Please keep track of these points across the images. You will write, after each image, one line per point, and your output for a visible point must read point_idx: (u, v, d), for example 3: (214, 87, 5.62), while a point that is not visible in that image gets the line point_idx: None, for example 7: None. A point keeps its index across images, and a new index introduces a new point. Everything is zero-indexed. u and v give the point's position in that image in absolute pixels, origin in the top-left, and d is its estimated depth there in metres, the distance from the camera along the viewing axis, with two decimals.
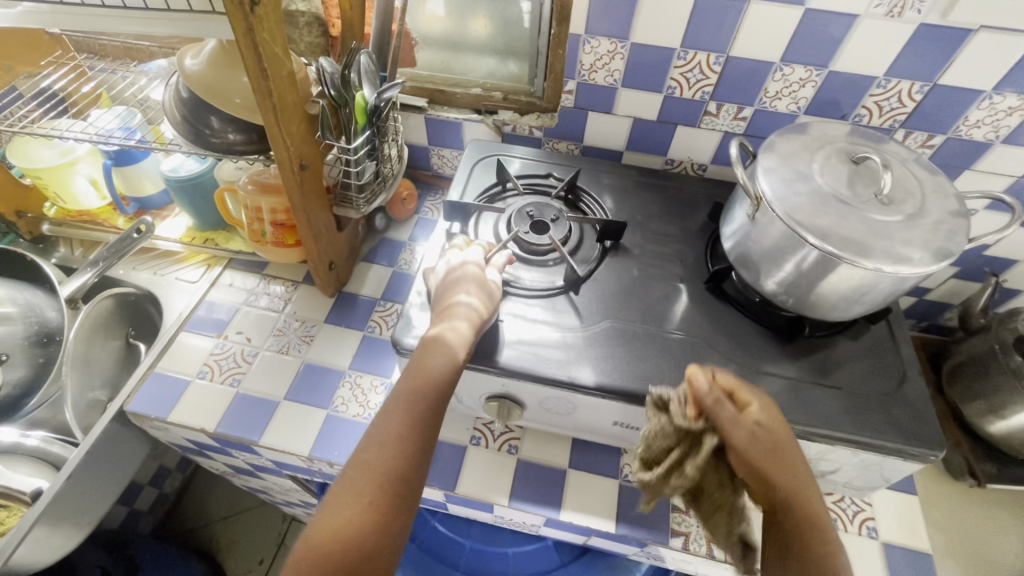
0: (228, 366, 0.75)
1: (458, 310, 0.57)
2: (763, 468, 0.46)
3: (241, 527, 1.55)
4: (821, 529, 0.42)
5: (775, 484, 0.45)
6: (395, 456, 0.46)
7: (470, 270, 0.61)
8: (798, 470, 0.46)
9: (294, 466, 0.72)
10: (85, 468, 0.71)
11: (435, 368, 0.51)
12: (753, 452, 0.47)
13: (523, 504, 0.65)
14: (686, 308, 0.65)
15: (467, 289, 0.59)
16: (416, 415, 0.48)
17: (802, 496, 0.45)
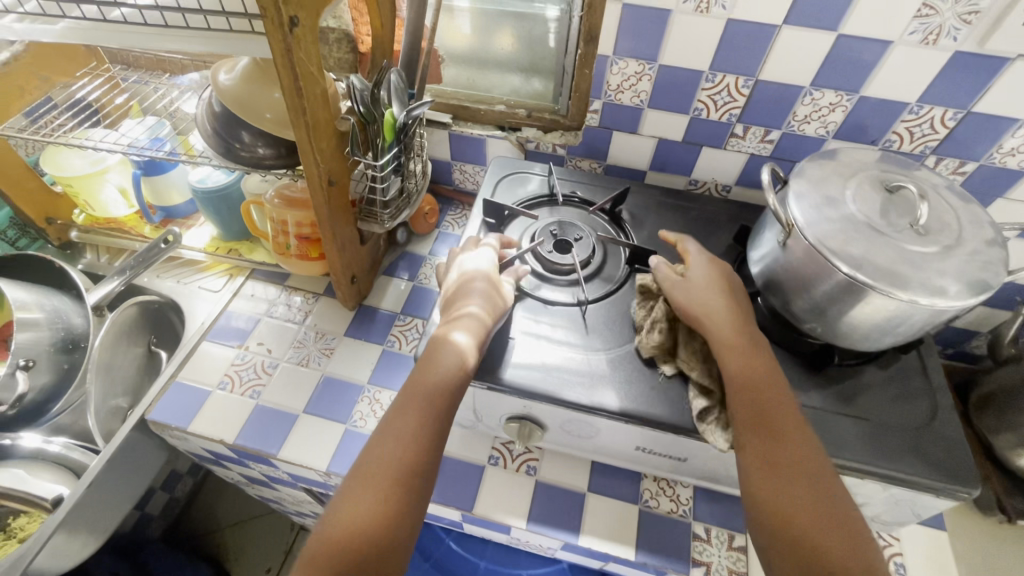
0: (249, 377, 0.75)
1: (464, 321, 0.57)
2: (751, 376, 0.52)
3: (250, 534, 1.55)
4: (797, 442, 0.49)
5: (758, 388, 0.51)
6: (406, 454, 0.48)
7: (472, 307, 0.59)
8: (778, 380, 0.53)
9: (310, 479, 0.72)
10: (106, 475, 0.71)
11: (441, 371, 0.53)
12: (693, 300, 0.58)
13: (541, 527, 0.64)
14: None
15: (476, 300, 0.60)
16: (427, 417, 0.51)
17: (781, 406, 0.51)
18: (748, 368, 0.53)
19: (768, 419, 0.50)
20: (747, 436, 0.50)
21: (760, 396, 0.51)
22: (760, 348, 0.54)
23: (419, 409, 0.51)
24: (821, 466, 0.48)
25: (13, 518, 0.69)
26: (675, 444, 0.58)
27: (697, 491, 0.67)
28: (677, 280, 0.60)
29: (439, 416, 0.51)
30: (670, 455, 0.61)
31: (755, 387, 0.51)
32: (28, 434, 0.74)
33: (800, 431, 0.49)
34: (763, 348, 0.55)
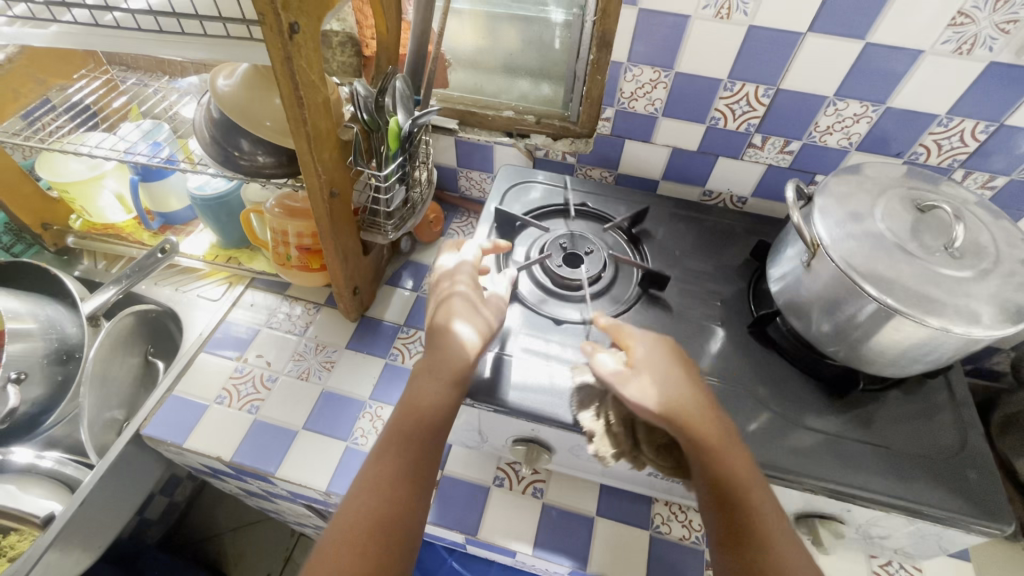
0: (247, 392, 0.72)
1: (446, 354, 0.54)
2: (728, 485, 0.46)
3: (249, 540, 1.54)
4: (779, 557, 0.44)
5: (735, 500, 0.46)
6: (390, 498, 0.46)
7: (460, 288, 0.60)
8: (756, 479, 0.47)
9: (309, 497, 0.70)
10: (99, 491, 0.69)
11: (423, 411, 0.51)
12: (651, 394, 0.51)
13: (547, 553, 0.62)
14: (725, 352, 0.62)
15: (455, 328, 0.56)
16: (409, 455, 0.49)
17: (761, 514, 0.46)
18: (723, 476, 0.46)
19: (746, 535, 0.45)
20: (727, 556, 0.45)
21: (737, 509, 0.45)
22: (734, 444, 0.48)
23: (399, 447, 0.49)
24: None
25: (3, 537, 0.67)
26: None
27: None
28: (627, 373, 0.53)
29: (423, 449, 0.49)
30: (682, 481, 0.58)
31: (731, 500, 0.46)
32: (20, 448, 0.72)
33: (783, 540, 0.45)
34: (736, 443, 0.49)
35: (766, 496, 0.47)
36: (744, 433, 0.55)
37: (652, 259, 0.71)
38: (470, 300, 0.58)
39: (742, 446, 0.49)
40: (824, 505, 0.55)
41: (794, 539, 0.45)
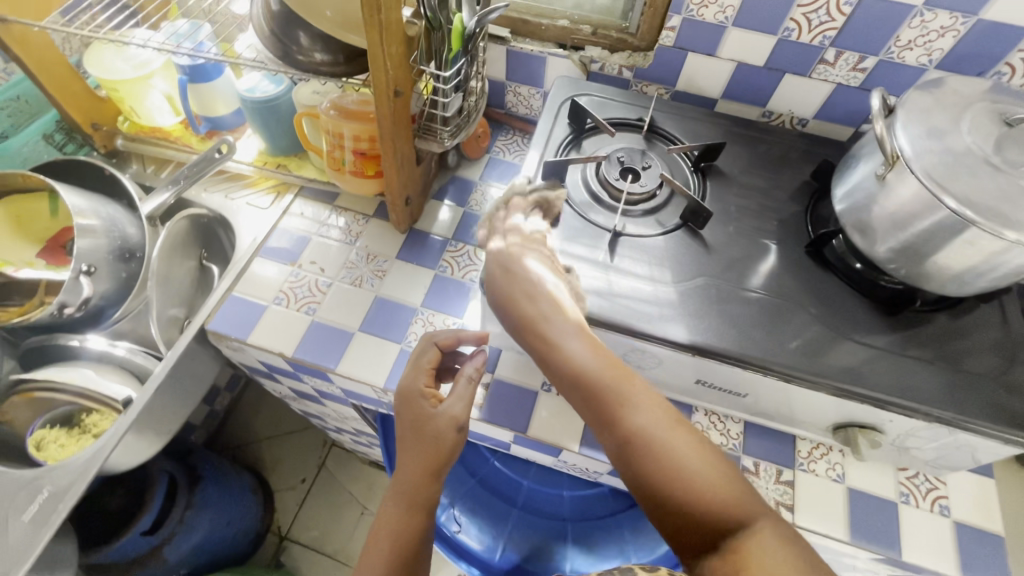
0: (304, 295, 0.75)
1: (407, 463, 0.54)
2: (575, 369, 0.48)
3: (285, 447, 1.65)
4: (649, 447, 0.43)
5: (598, 383, 0.47)
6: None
7: (416, 373, 0.59)
8: (622, 370, 0.48)
9: (364, 395, 0.74)
10: (167, 381, 0.74)
11: (393, 531, 0.51)
12: (518, 295, 0.54)
13: (593, 452, 0.66)
14: (775, 270, 0.63)
15: (412, 436, 0.55)
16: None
17: (636, 393, 0.46)
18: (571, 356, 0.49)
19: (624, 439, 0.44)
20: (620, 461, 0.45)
21: (614, 400, 0.46)
22: (567, 322, 0.51)
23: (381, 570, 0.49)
24: (707, 461, 0.42)
25: (88, 415, 0.72)
26: (737, 377, 0.58)
27: (749, 426, 0.68)
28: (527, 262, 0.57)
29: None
30: (728, 389, 0.61)
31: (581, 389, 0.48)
32: (94, 336, 0.74)
33: (673, 427, 0.44)
34: (586, 338, 0.50)
35: (631, 375, 0.48)
36: (795, 348, 0.57)
37: (705, 165, 0.71)
38: (422, 409, 0.56)
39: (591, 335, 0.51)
40: (866, 415, 0.57)
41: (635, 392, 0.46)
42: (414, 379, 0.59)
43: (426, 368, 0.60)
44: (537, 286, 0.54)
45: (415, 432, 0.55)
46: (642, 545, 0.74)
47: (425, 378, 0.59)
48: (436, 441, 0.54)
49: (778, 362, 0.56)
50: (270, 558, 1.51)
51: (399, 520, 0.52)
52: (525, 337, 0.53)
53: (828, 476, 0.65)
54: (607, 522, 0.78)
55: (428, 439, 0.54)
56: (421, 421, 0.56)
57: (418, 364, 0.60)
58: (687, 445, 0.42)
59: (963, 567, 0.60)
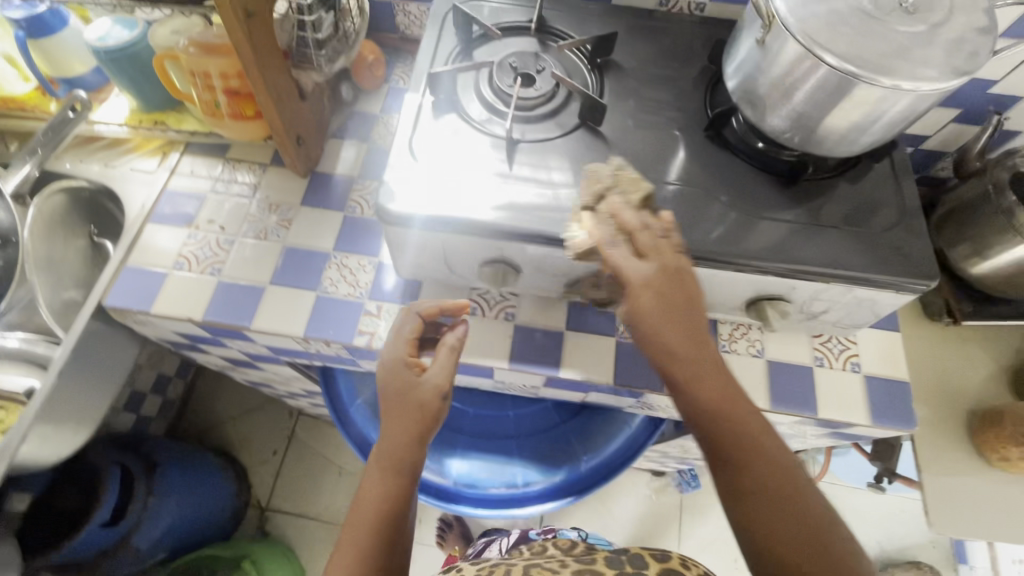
0: (206, 256, 0.71)
1: (392, 434, 0.50)
2: (709, 412, 0.44)
3: (250, 424, 1.64)
4: (794, 528, 0.42)
5: (726, 432, 0.44)
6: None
7: (395, 343, 0.54)
8: (762, 423, 0.44)
9: (290, 348, 0.72)
10: (75, 366, 0.70)
11: (373, 505, 0.49)
12: (683, 320, 0.45)
13: (523, 367, 0.66)
14: (677, 158, 0.62)
15: (392, 406, 0.51)
16: (378, 557, 0.47)
17: (769, 453, 0.43)
18: (710, 405, 0.44)
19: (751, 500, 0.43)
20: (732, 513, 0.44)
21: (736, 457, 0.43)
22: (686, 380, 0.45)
23: (363, 551, 0.47)
24: (838, 541, 0.42)
25: None
26: None
27: None
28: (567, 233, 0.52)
29: (383, 552, 0.47)
30: None
31: (725, 433, 0.44)
32: None
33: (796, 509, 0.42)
34: (720, 377, 0.45)
35: (763, 430, 0.44)
36: (698, 231, 0.57)
37: (602, 61, 0.68)
38: (407, 378, 0.51)
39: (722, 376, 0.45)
40: (773, 288, 0.59)
41: (776, 451, 0.44)
42: (401, 342, 0.53)
43: (408, 338, 0.54)
44: (688, 309, 0.45)
45: (396, 401, 0.51)
46: (588, 448, 0.79)
47: (407, 347, 0.53)
48: (415, 411, 0.50)
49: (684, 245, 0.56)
50: (255, 529, 1.53)
51: (379, 492, 0.49)
52: (660, 360, 0.45)
53: (749, 353, 0.68)
54: (555, 432, 0.80)
55: (411, 406, 0.50)
56: (405, 390, 0.51)
57: (400, 334, 0.55)
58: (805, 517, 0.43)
59: (872, 414, 0.65)
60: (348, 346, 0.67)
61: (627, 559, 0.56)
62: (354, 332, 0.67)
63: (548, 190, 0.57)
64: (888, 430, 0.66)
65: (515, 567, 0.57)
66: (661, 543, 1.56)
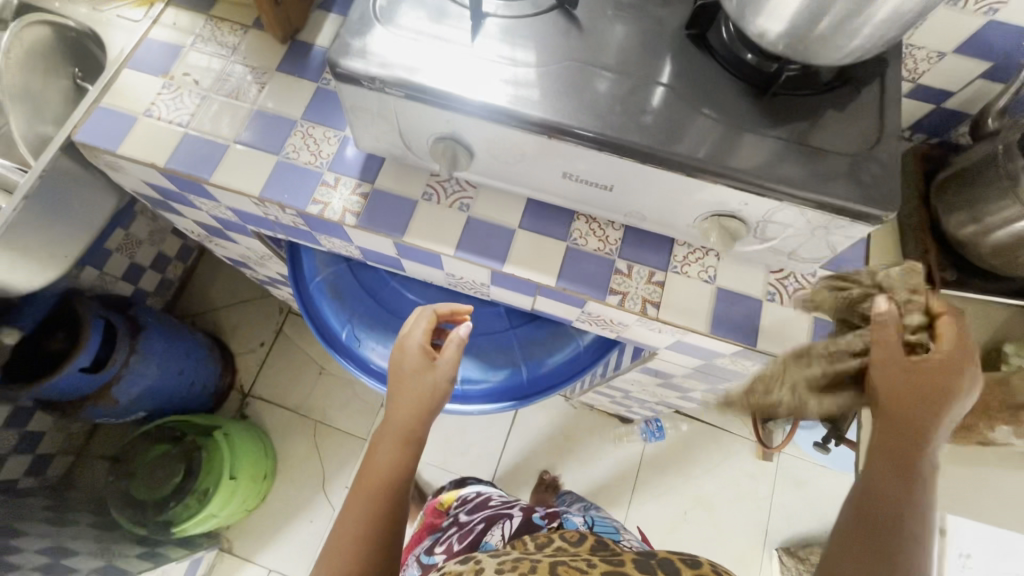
0: (176, 106, 0.71)
1: (406, 403, 0.66)
2: (907, 445, 0.52)
3: (242, 315, 1.70)
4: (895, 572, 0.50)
5: (900, 481, 0.52)
6: (370, 534, 0.60)
7: (415, 328, 0.68)
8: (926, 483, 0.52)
9: (251, 212, 0.73)
10: (46, 199, 0.72)
11: (386, 464, 0.64)
12: (934, 380, 0.52)
13: (468, 256, 0.66)
14: (651, 54, 0.58)
15: (409, 387, 0.66)
16: (389, 500, 0.62)
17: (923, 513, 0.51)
18: (902, 455, 0.52)
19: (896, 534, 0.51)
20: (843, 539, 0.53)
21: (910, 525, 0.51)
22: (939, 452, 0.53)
23: (377, 492, 0.62)
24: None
25: None
26: (601, 164, 0.56)
27: (628, 233, 0.68)
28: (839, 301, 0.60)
29: (388, 498, 0.62)
30: (596, 183, 0.60)
31: (899, 470, 0.52)
32: None
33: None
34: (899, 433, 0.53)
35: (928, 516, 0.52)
36: (654, 128, 0.54)
37: None
38: (420, 365, 0.67)
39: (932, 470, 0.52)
40: (726, 202, 0.57)
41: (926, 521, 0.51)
42: (414, 336, 0.68)
43: (425, 328, 0.68)
44: (941, 367, 0.52)
45: (410, 380, 0.67)
46: (530, 356, 0.80)
47: (423, 336, 0.68)
48: (426, 388, 0.66)
49: (636, 140, 0.53)
50: (235, 411, 1.62)
51: (390, 457, 0.64)
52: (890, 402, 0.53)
53: (699, 278, 0.66)
54: (501, 337, 0.81)
55: (422, 391, 0.66)
56: (417, 372, 0.67)
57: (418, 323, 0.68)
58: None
59: None
60: (302, 214, 0.68)
61: (657, 563, 0.63)
62: (309, 200, 0.67)
63: (506, 68, 0.55)
64: None
65: (539, 564, 0.62)
66: (619, 486, 1.61)
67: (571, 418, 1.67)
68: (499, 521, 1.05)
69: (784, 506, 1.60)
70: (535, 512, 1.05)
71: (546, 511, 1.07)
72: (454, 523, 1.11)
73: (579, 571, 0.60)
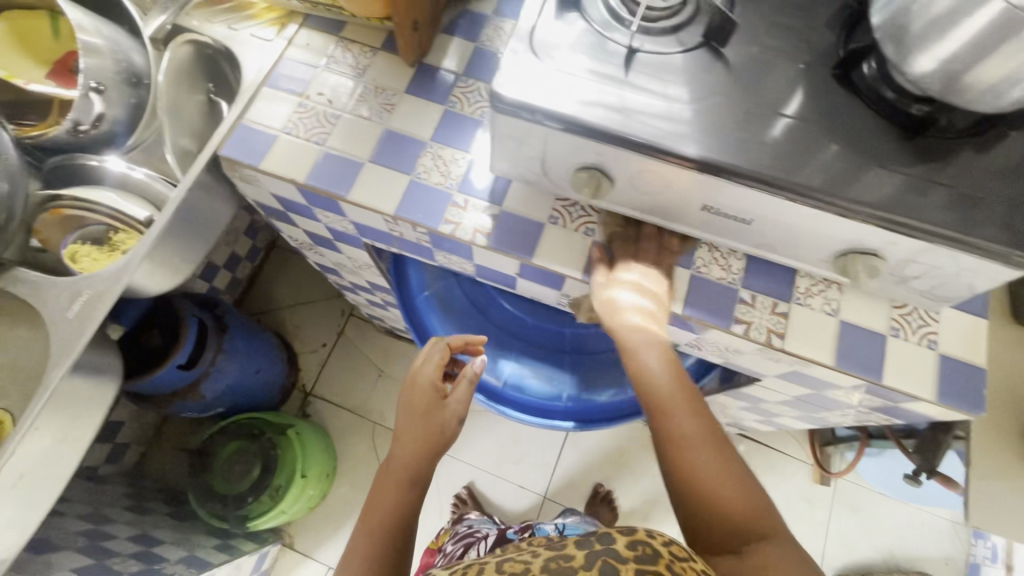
0: (313, 125, 0.74)
1: (413, 435, 0.68)
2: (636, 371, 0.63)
3: (305, 316, 1.74)
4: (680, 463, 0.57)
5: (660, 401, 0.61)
6: (369, 566, 0.58)
7: (429, 365, 0.73)
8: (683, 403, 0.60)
9: (376, 227, 0.76)
10: (187, 208, 0.76)
11: (392, 502, 0.64)
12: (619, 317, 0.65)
13: (595, 280, 0.68)
14: (796, 92, 0.59)
15: (418, 423, 0.69)
16: (397, 544, 0.60)
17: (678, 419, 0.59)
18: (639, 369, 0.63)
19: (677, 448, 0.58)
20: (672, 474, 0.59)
21: (664, 431, 0.60)
22: (648, 340, 0.64)
23: (380, 534, 0.61)
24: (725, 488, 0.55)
25: (115, 234, 0.76)
26: (746, 200, 0.58)
27: (750, 262, 0.69)
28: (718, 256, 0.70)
29: (396, 543, 0.60)
30: (735, 216, 0.61)
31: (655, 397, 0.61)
32: (112, 158, 0.77)
33: (738, 488, 0.55)
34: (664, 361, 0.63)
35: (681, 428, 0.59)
36: (804, 166, 0.56)
37: None
38: (433, 401, 0.71)
39: (662, 384, 0.62)
40: (870, 241, 0.57)
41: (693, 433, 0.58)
42: (426, 371, 0.73)
43: (438, 363, 0.73)
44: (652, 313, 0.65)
45: (422, 416, 0.70)
46: None
47: (437, 373, 0.73)
48: (436, 425, 0.69)
49: (787, 178, 0.55)
50: (297, 409, 1.66)
51: (398, 494, 0.64)
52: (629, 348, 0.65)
53: (822, 311, 0.67)
54: (604, 356, 0.86)
55: (432, 426, 0.69)
56: (431, 408, 0.70)
57: (431, 358, 0.74)
58: (714, 468, 0.56)
59: (939, 393, 0.64)
60: (433, 233, 0.71)
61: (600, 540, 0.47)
62: (441, 220, 0.69)
63: (659, 104, 0.57)
64: (949, 412, 0.65)
65: (488, 566, 0.48)
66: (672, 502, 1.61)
67: (623, 433, 1.68)
68: (475, 543, 1.16)
69: (840, 532, 1.59)
70: (508, 530, 1.18)
71: (519, 527, 1.20)
72: (443, 556, 1.18)
73: (523, 566, 0.46)
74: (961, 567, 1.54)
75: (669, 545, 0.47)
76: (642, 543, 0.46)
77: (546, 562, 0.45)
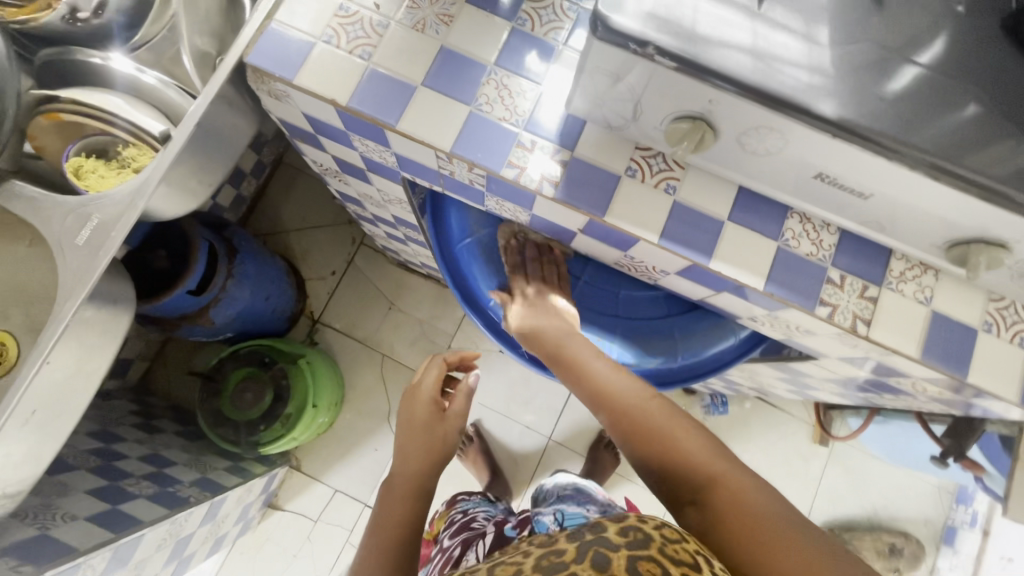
0: (356, 34, 0.63)
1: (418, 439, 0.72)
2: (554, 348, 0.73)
3: (314, 241, 1.66)
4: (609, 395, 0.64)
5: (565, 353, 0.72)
6: (386, 570, 0.56)
7: (428, 380, 0.80)
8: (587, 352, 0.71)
9: (423, 162, 0.67)
10: (206, 123, 0.66)
11: (402, 505, 0.64)
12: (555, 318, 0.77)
13: (674, 246, 0.61)
14: (954, 43, 0.49)
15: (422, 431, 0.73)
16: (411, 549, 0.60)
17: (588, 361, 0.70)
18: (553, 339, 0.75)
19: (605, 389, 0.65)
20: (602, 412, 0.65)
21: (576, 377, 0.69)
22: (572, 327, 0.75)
23: (396, 534, 0.60)
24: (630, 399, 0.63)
25: (123, 148, 0.68)
26: (871, 173, 0.50)
27: (844, 239, 0.62)
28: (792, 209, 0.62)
29: (409, 547, 0.60)
30: (849, 188, 0.53)
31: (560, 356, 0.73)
32: (117, 56, 0.69)
33: (683, 425, 0.58)
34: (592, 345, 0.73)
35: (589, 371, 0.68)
36: (952, 137, 0.47)
37: None
38: (434, 413, 0.76)
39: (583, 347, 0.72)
40: (1001, 232, 0.51)
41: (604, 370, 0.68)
42: (427, 385, 0.79)
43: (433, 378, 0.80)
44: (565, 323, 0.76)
45: (424, 427, 0.73)
46: (690, 346, 0.82)
47: (434, 387, 0.79)
48: (438, 437, 0.73)
49: (933, 150, 0.46)
50: (305, 336, 1.62)
51: (407, 498, 0.65)
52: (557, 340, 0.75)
53: (915, 298, 0.61)
54: (657, 322, 0.84)
55: (436, 436, 0.73)
56: (431, 419, 0.75)
57: (425, 378, 0.81)
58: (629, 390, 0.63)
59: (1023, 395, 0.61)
60: (493, 175, 0.62)
61: (587, 528, 0.43)
62: (504, 163, 0.61)
63: (792, 46, 0.47)
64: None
65: (479, 573, 0.43)
66: None
67: None
68: (475, 542, 1.01)
69: (830, 490, 1.65)
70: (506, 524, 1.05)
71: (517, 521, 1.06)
72: (438, 552, 1.05)
73: (514, 568, 0.41)
74: (940, 528, 1.63)
75: (661, 527, 0.43)
76: (633, 528, 0.42)
77: (538, 561, 0.41)
